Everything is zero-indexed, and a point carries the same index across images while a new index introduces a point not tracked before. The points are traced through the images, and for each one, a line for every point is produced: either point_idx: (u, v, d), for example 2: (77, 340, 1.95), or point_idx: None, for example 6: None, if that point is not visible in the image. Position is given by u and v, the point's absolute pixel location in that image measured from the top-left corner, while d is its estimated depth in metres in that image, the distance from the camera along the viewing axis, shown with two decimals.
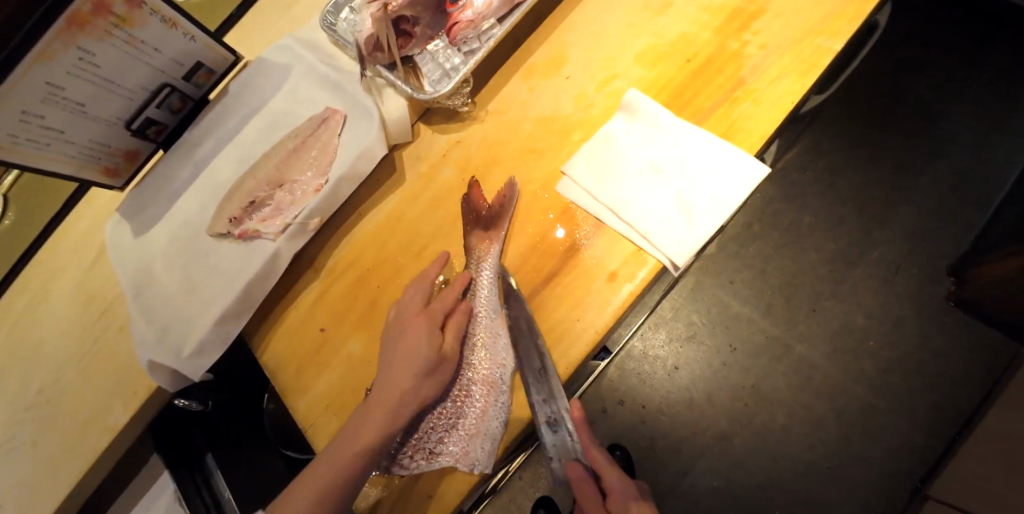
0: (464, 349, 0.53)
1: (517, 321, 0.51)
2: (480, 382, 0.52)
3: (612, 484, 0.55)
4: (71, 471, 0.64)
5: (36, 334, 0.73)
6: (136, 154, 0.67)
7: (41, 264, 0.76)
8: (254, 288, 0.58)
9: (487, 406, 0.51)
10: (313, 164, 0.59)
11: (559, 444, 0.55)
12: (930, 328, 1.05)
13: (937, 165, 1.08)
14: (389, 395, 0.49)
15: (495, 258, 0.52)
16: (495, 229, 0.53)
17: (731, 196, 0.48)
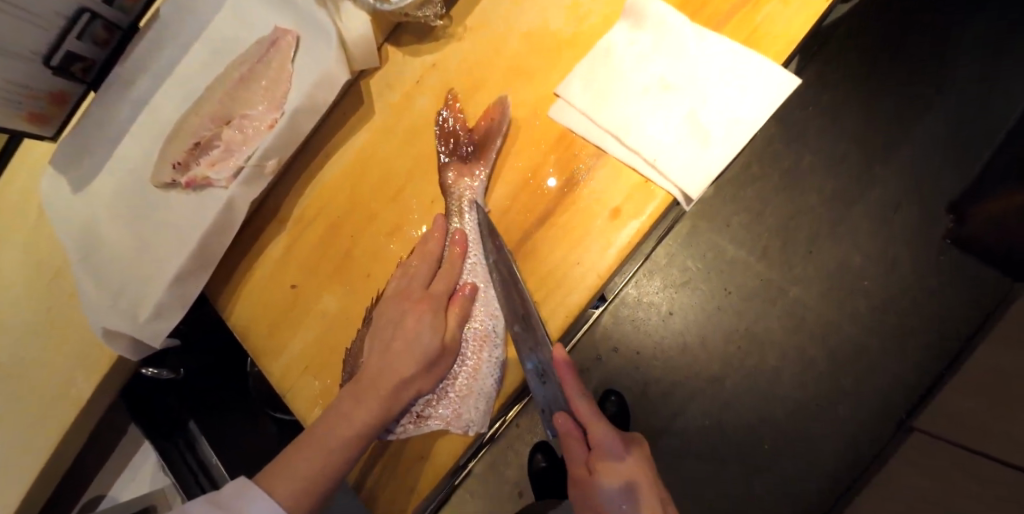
0: (453, 303, 0.48)
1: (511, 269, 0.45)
2: (471, 336, 0.47)
3: (599, 438, 0.54)
4: (42, 441, 0.59)
5: None
6: (63, 96, 0.58)
7: None
8: (210, 244, 0.51)
9: (480, 362, 0.46)
10: (265, 97, 0.51)
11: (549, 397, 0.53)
12: (928, 264, 1.02)
13: (948, 100, 1.02)
14: (388, 378, 0.45)
15: (482, 197, 0.47)
16: (480, 164, 0.47)
17: (748, 116, 0.42)
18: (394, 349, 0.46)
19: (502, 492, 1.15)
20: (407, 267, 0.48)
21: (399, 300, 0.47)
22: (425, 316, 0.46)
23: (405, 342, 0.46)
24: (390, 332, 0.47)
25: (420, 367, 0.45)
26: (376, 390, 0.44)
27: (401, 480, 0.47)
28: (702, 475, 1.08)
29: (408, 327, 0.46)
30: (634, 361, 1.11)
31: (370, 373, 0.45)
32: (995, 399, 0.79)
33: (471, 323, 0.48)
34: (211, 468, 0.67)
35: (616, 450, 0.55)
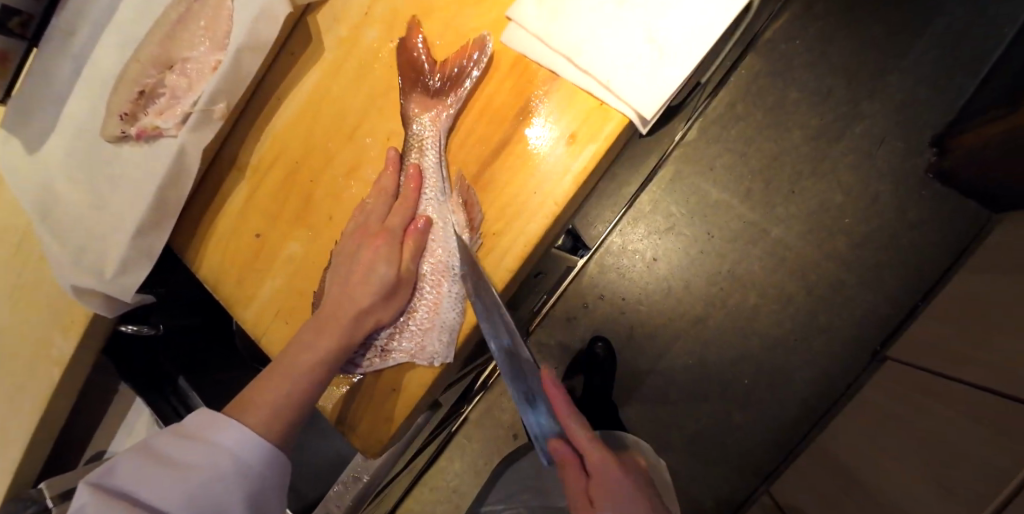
0: (416, 237, 0.48)
1: (472, 202, 0.45)
2: (429, 272, 0.48)
3: (596, 467, 0.57)
4: (33, 400, 0.61)
5: None
6: (7, 54, 0.54)
7: None
8: (166, 194, 0.51)
9: (441, 294, 0.47)
10: (206, 36, 0.50)
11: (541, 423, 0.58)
12: (908, 198, 1.02)
13: (937, 26, 1.00)
14: (347, 311, 0.46)
15: (436, 130, 0.46)
16: (437, 96, 0.46)
17: (701, 30, 0.40)
18: (353, 282, 0.47)
19: (497, 435, 1.21)
20: (365, 203, 0.49)
21: (358, 236, 0.48)
22: (381, 249, 0.47)
23: (361, 276, 0.47)
24: (349, 266, 0.48)
25: (375, 301, 0.47)
26: (336, 321, 0.46)
27: (375, 415, 0.49)
28: (684, 410, 1.12)
29: (363, 261, 0.47)
30: (620, 308, 1.14)
31: (329, 305, 0.47)
32: (976, 329, 0.79)
33: (429, 257, 0.48)
34: None
35: (612, 478, 0.57)
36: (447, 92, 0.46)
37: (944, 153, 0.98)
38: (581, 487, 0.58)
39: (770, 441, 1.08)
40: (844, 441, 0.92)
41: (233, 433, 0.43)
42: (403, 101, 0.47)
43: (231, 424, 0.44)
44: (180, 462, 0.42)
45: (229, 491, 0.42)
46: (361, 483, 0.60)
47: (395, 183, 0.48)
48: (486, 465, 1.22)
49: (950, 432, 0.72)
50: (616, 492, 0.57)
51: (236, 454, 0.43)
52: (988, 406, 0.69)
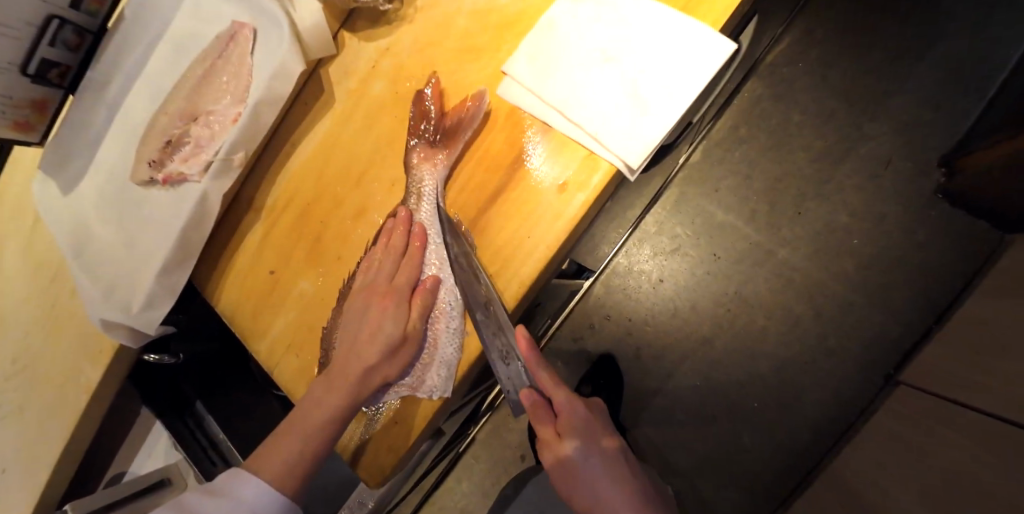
0: (426, 300, 0.50)
1: (467, 243, 0.48)
2: (431, 314, 0.50)
3: (564, 407, 0.58)
4: (64, 421, 0.65)
5: (3, 299, 0.71)
6: (45, 103, 0.62)
7: None
8: (189, 235, 0.55)
9: (440, 333, 0.49)
10: (228, 91, 0.54)
11: (514, 377, 0.56)
12: (916, 219, 1.02)
13: (938, 49, 1.01)
14: (355, 366, 0.49)
15: (436, 182, 0.49)
16: (439, 147, 0.49)
17: (684, 85, 0.43)
18: (364, 338, 0.50)
19: (506, 455, 1.23)
20: (375, 259, 0.52)
21: (370, 295, 0.51)
22: (389, 309, 0.50)
23: (369, 333, 0.50)
24: (361, 322, 0.51)
25: (383, 356, 0.49)
26: (345, 377, 0.49)
27: (381, 445, 0.51)
28: (693, 430, 1.12)
29: (371, 321, 0.50)
30: (626, 328, 1.16)
31: (341, 360, 0.50)
32: (982, 351, 0.79)
33: (435, 307, 0.50)
34: (218, 441, 0.74)
35: (579, 414, 0.60)
36: (447, 142, 0.48)
37: (952, 174, 0.99)
38: (548, 427, 0.59)
39: (781, 462, 1.07)
40: (859, 466, 0.91)
41: (255, 485, 0.47)
42: (409, 154, 0.50)
43: (250, 478, 0.48)
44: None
45: None
46: (367, 507, 0.63)
47: (405, 243, 0.51)
48: (495, 486, 1.23)
49: (963, 461, 0.72)
50: (582, 425, 0.60)
51: (253, 504, 0.47)
52: (997, 433, 0.69)
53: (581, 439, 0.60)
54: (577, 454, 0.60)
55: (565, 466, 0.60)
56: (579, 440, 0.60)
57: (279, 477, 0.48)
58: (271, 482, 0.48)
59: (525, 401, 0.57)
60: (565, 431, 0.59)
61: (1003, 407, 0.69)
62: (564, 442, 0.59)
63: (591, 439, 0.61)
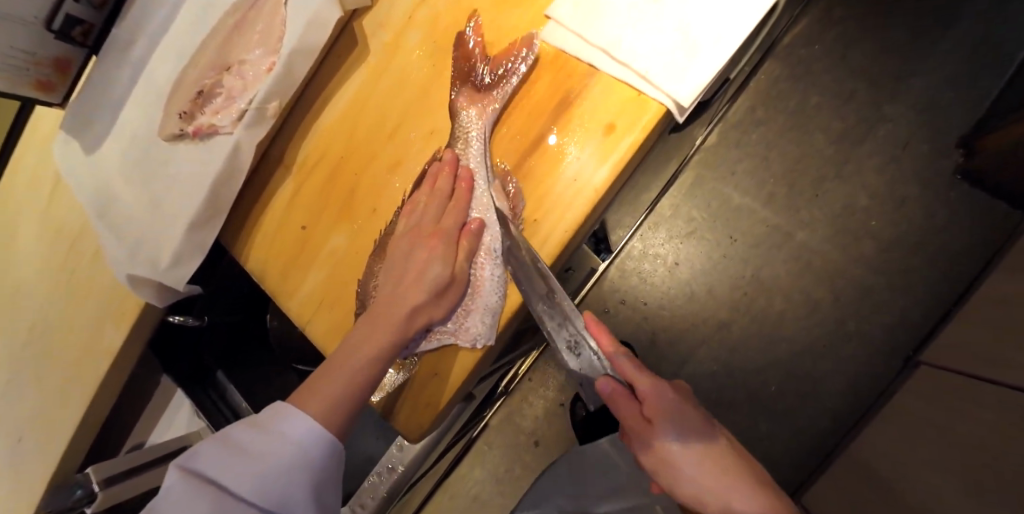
0: (473, 241, 0.49)
1: (511, 188, 0.47)
2: (476, 258, 0.49)
3: (649, 392, 0.56)
4: (84, 386, 0.63)
5: (21, 264, 0.70)
6: (66, 62, 0.61)
7: (8, 196, 0.71)
8: (221, 189, 0.54)
9: (484, 277, 0.48)
10: (261, 42, 0.53)
11: (586, 365, 0.59)
12: (936, 201, 1.01)
13: (960, 27, 1.00)
14: (399, 307, 0.48)
15: (481, 127, 0.48)
16: (483, 92, 0.48)
17: (734, 25, 0.42)
18: (407, 282, 0.48)
19: (518, 442, 1.22)
20: (419, 202, 0.50)
21: (412, 239, 0.50)
22: (436, 250, 0.49)
23: (416, 274, 0.49)
24: (403, 267, 0.49)
25: (429, 297, 0.48)
26: (390, 317, 0.47)
27: (419, 397, 0.50)
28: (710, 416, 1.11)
29: (418, 261, 0.49)
30: (642, 312, 1.15)
31: (383, 303, 0.48)
32: (998, 326, 0.78)
33: (478, 251, 0.49)
34: (243, 412, 0.72)
35: (669, 400, 0.57)
36: (495, 88, 0.47)
37: (972, 154, 0.98)
38: (636, 416, 0.56)
39: (798, 446, 1.07)
40: (879, 448, 0.90)
41: (304, 425, 0.44)
42: (452, 97, 0.49)
43: (296, 415, 0.44)
44: (251, 450, 0.43)
45: (297, 481, 0.43)
46: (396, 473, 0.60)
47: (449, 187, 0.50)
48: (508, 472, 1.22)
49: (986, 440, 0.69)
50: (675, 412, 0.57)
51: (299, 442, 0.44)
52: (1012, 404, 0.68)
53: (676, 423, 0.57)
54: (673, 439, 0.56)
55: (663, 456, 0.57)
56: (674, 425, 0.56)
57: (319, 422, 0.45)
58: (320, 421, 0.44)
59: (603, 389, 0.57)
60: (656, 418, 0.56)
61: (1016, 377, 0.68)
62: (659, 431, 0.56)
63: (687, 415, 0.57)
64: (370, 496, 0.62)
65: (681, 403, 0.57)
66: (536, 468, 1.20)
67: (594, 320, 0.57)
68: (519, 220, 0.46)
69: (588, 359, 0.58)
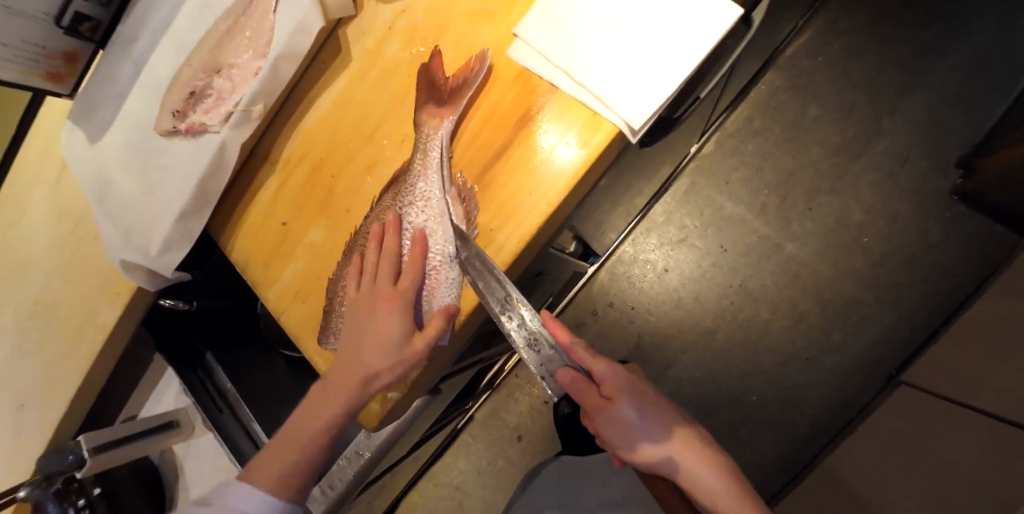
0: (425, 250, 0.52)
1: (470, 198, 0.50)
2: (431, 264, 0.52)
3: (606, 372, 0.58)
4: (81, 359, 0.68)
5: (26, 243, 0.75)
6: (75, 55, 0.65)
7: (19, 179, 0.76)
8: (208, 184, 0.57)
9: (438, 279, 0.51)
10: (249, 45, 0.56)
11: (544, 360, 0.59)
12: (930, 219, 1.01)
13: (963, 45, 0.99)
14: (366, 319, 0.52)
15: (444, 137, 0.50)
16: (446, 105, 0.51)
17: (688, 50, 0.44)
18: (373, 297, 0.52)
19: (503, 435, 1.25)
20: (383, 215, 0.54)
21: (373, 262, 0.53)
22: (392, 264, 0.52)
23: (378, 288, 0.52)
24: (365, 287, 0.53)
25: (388, 302, 0.51)
26: (363, 328, 0.52)
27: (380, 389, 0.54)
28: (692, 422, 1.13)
29: (381, 276, 0.52)
30: (629, 316, 1.17)
31: (354, 315, 0.53)
32: (975, 350, 0.78)
33: (430, 256, 0.52)
34: (228, 392, 0.76)
35: (624, 378, 0.58)
36: (453, 102, 0.50)
37: (970, 175, 0.97)
38: (596, 399, 0.57)
39: (777, 455, 1.08)
40: (854, 463, 0.91)
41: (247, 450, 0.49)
42: (416, 113, 0.52)
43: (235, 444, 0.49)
44: None
45: None
46: (363, 458, 0.62)
47: (399, 213, 0.53)
48: (491, 464, 1.25)
49: (970, 466, 0.67)
50: (631, 390, 0.58)
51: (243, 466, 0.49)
52: (987, 431, 0.67)
53: (636, 400, 0.57)
54: (635, 416, 0.57)
55: (629, 435, 0.56)
56: (634, 403, 0.57)
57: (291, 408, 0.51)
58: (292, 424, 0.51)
59: (563, 379, 0.58)
60: (615, 397, 0.57)
61: (993, 403, 0.68)
62: (619, 410, 0.56)
63: (642, 391, 0.58)
64: (343, 481, 0.64)
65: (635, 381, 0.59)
66: (519, 461, 1.23)
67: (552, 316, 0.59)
68: (474, 227, 0.49)
69: (547, 355, 0.59)
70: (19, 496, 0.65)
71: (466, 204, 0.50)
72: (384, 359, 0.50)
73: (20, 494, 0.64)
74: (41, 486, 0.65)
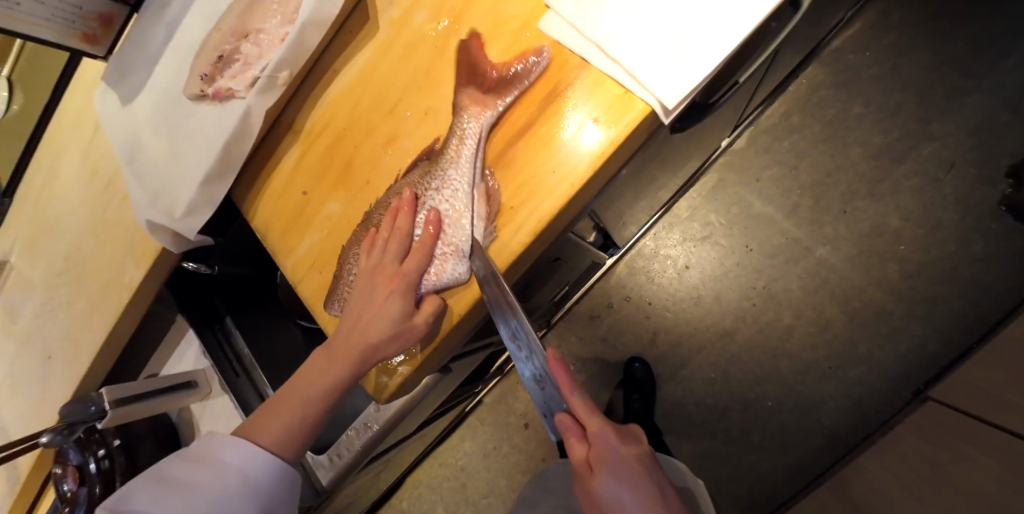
0: (439, 233, 0.51)
1: (491, 189, 0.48)
2: (441, 248, 0.50)
3: (596, 435, 0.55)
4: (105, 315, 0.70)
5: (59, 200, 0.77)
6: (111, 18, 0.66)
7: (57, 138, 0.79)
8: (232, 148, 0.57)
9: (446, 264, 0.50)
10: (278, 11, 0.56)
11: (548, 395, 0.59)
12: (976, 230, 0.96)
13: None
14: (369, 289, 0.52)
15: (482, 128, 0.49)
16: (489, 93, 0.49)
17: (730, 27, 0.41)
18: (379, 267, 0.52)
19: (509, 422, 1.25)
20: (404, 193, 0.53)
21: (385, 237, 0.53)
22: (403, 241, 0.52)
23: (385, 260, 0.52)
24: (374, 261, 0.53)
25: (394, 277, 0.51)
26: (366, 295, 0.52)
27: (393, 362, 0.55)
28: (702, 423, 1.12)
29: (390, 250, 0.52)
30: (645, 311, 1.15)
31: (360, 283, 0.53)
32: (1004, 367, 0.74)
33: (442, 242, 0.50)
34: (244, 358, 0.77)
35: (612, 449, 0.55)
36: (495, 87, 0.49)
37: (1019, 185, 0.91)
38: (581, 459, 0.55)
39: (789, 463, 1.06)
40: (868, 475, 0.89)
41: (238, 450, 0.52)
42: (457, 96, 0.51)
43: (228, 444, 0.53)
44: (190, 482, 0.51)
45: (238, 501, 0.51)
46: (371, 431, 0.62)
47: (419, 195, 0.52)
48: (496, 449, 1.26)
49: (983, 484, 0.66)
50: (617, 462, 0.55)
51: (238, 466, 0.52)
52: (1011, 451, 0.64)
53: (621, 476, 0.54)
54: (613, 492, 0.53)
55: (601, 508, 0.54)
56: (617, 479, 0.54)
57: (324, 382, 0.52)
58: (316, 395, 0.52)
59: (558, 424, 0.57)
60: (597, 466, 0.54)
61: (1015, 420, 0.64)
62: (597, 480, 0.54)
63: (630, 470, 0.55)
64: (351, 451, 0.64)
65: (627, 455, 0.56)
66: (523, 448, 1.24)
67: (558, 359, 0.54)
68: (491, 213, 0.48)
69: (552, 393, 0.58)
70: (40, 442, 0.65)
71: (485, 194, 0.49)
72: (384, 334, 0.50)
73: (43, 439, 0.65)
74: (62, 433, 0.67)
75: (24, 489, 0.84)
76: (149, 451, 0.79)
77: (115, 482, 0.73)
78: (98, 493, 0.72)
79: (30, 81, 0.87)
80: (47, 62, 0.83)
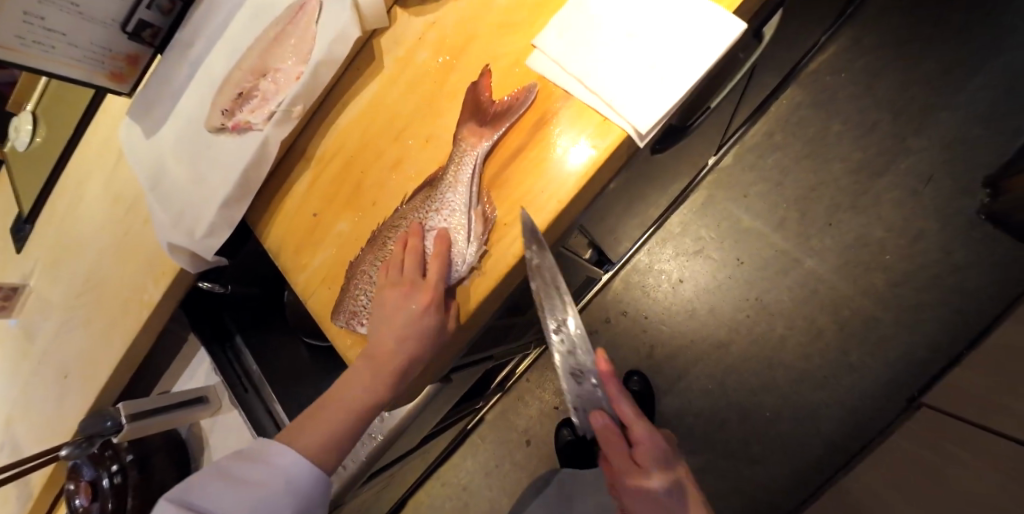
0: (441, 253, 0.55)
1: (489, 216, 0.53)
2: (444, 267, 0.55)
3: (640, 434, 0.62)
4: (125, 333, 0.74)
5: (83, 224, 0.82)
6: (137, 58, 0.72)
7: (81, 167, 0.84)
8: (250, 175, 0.63)
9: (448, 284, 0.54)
10: (294, 52, 0.62)
11: (584, 392, 0.62)
12: (957, 240, 1.00)
13: (995, 64, 0.98)
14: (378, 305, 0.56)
15: (479, 157, 0.53)
16: (487, 126, 0.54)
17: (694, 61, 0.47)
18: (387, 285, 0.56)
19: (512, 438, 1.27)
20: (409, 217, 0.57)
21: (393, 257, 0.57)
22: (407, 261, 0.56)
23: (391, 278, 0.56)
24: (382, 280, 0.57)
25: (398, 295, 0.55)
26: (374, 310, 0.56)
27: None
28: (701, 434, 1.15)
29: (396, 269, 0.56)
30: (643, 325, 1.19)
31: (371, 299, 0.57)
32: (995, 374, 0.76)
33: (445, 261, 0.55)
34: (252, 373, 0.81)
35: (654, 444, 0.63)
36: (493, 121, 0.54)
37: (996, 195, 0.95)
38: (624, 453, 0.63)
39: (789, 472, 1.08)
40: (867, 482, 0.91)
41: (285, 455, 0.54)
42: (458, 128, 0.55)
43: (277, 447, 0.55)
44: (240, 478, 0.54)
45: (283, 506, 0.53)
46: (376, 441, 0.66)
47: (423, 218, 0.56)
48: (499, 465, 1.28)
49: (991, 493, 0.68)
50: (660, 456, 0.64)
51: (285, 470, 0.54)
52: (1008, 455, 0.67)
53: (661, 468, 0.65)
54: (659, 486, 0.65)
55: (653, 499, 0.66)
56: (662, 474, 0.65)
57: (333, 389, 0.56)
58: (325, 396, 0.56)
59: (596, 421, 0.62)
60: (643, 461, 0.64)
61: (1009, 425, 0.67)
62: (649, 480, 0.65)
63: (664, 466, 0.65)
64: (355, 462, 0.67)
65: (664, 455, 0.65)
66: (525, 465, 1.26)
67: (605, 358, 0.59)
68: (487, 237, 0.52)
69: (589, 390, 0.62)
70: (60, 455, 0.70)
71: (484, 221, 0.53)
72: (389, 341, 0.54)
73: (62, 452, 0.70)
74: (80, 447, 0.71)
75: (36, 507, 0.86)
76: (162, 464, 0.82)
77: (126, 496, 0.76)
78: (110, 507, 0.75)
79: (55, 116, 0.93)
80: (73, 98, 0.90)
